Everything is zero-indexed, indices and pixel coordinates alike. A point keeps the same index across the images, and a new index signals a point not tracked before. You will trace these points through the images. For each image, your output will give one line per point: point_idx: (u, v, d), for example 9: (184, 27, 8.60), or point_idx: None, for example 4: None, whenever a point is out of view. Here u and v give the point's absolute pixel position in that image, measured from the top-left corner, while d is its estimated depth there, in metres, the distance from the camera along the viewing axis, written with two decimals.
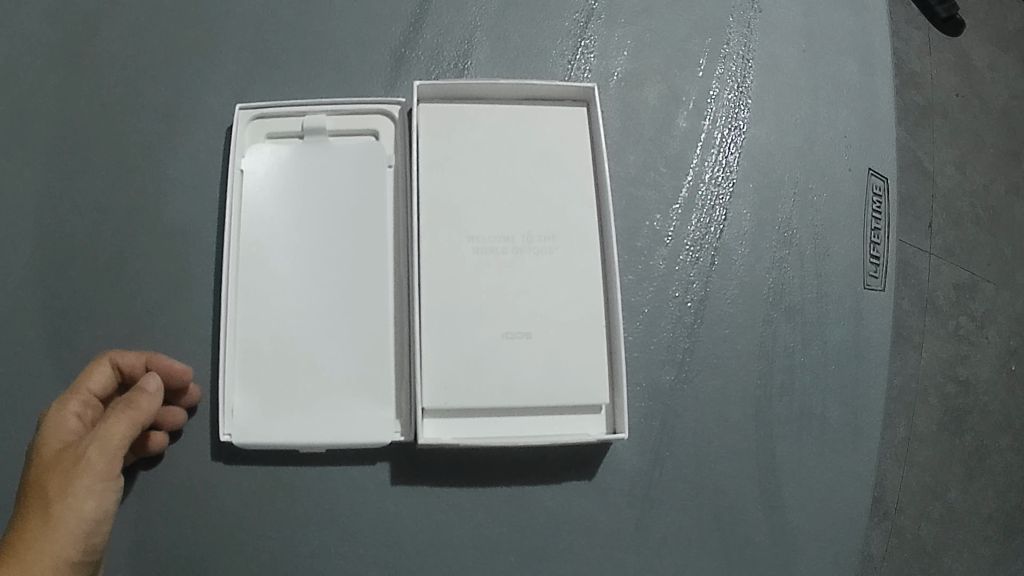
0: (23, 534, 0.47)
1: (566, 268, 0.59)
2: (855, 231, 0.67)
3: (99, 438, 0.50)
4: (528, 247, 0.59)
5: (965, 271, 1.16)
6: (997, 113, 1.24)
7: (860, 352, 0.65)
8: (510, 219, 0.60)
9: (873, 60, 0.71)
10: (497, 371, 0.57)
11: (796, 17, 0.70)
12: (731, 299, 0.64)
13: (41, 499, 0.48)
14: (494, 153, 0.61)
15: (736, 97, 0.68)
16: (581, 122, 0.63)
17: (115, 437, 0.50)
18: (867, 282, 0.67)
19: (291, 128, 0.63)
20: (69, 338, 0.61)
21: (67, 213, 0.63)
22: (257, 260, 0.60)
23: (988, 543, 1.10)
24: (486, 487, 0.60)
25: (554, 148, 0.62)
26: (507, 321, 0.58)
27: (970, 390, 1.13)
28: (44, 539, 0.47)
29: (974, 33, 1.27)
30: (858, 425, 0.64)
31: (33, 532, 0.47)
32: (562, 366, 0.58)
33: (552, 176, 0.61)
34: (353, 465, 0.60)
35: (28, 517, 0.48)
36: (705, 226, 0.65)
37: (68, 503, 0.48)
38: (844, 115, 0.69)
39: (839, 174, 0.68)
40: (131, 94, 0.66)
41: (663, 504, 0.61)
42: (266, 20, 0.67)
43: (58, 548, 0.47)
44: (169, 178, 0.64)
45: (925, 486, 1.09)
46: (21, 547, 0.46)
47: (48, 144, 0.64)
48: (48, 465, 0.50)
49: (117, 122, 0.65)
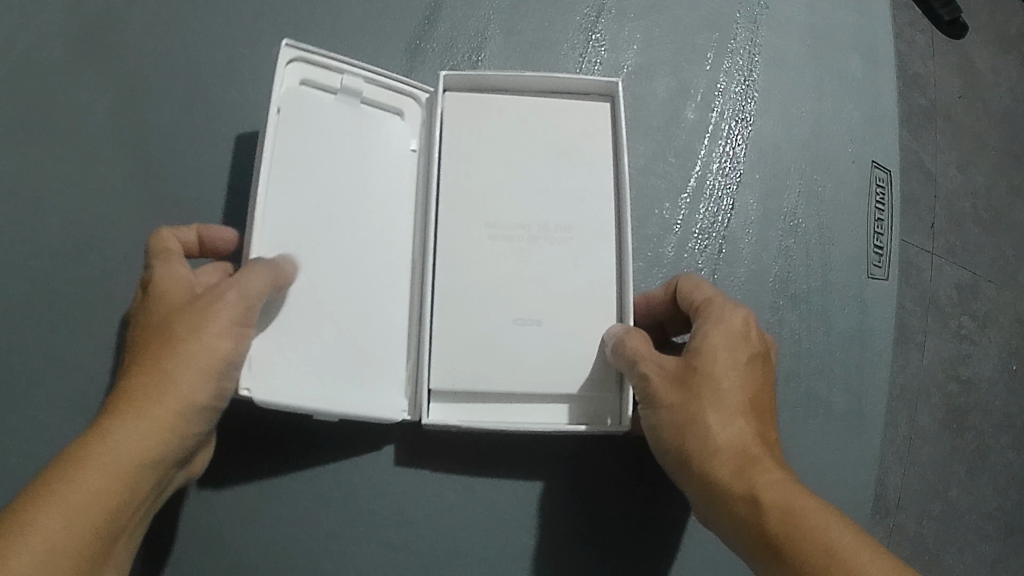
0: (148, 382, 0.46)
1: (579, 258, 0.61)
2: (859, 222, 0.69)
3: (236, 287, 0.49)
4: (545, 236, 0.61)
5: (967, 270, 1.18)
6: (999, 115, 1.26)
7: (864, 340, 0.66)
8: (527, 207, 0.61)
9: (877, 56, 0.73)
10: (508, 355, 0.59)
11: (802, 14, 0.72)
12: (738, 286, 0.65)
13: (154, 356, 0.47)
14: (513, 146, 0.63)
15: (743, 90, 0.69)
16: (599, 114, 0.64)
17: (248, 288, 0.49)
18: (869, 271, 0.68)
19: (325, 82, 0.60)
20: (86, 323, 0.62)
21: (83, 195, 0.64)
22: (286, 206, 0.56)
23: (988, 542, 1.10)
24: (490, 470, 0.62)
25: (572, 140, 0.63)
26: (520, 307, 0.59)
27: (971, 388, 1.14)
28: (178, 378, 0.46)
29: (976, 37, 1.29)
30: (862, 413, 0.65)
31: (167, 372, 0.46)
32: (573, 353, 0.59)
33: (568, 165, 0.63)
34: (361, 448, 0.61)
35: (160, 359, 0.47)
36: (713, 214, 0.66)
37: (203, 355, 0.47)
38: (849, 108, 0.70)
39: (843, 166, 0.69)
40: (150, 83, 0.67)
41: (654, 490, 0.63)
42: (285, 13, 0.69)
43: (190, 387, 0.47)
44: (185, 166, 0.66)
45: (926, 483, 1.10)
46: (156, 386, 0.46)
47: (69, 131, 0.65)
48: (171, 323, 0.48)
49: (135, 108, 0.66)
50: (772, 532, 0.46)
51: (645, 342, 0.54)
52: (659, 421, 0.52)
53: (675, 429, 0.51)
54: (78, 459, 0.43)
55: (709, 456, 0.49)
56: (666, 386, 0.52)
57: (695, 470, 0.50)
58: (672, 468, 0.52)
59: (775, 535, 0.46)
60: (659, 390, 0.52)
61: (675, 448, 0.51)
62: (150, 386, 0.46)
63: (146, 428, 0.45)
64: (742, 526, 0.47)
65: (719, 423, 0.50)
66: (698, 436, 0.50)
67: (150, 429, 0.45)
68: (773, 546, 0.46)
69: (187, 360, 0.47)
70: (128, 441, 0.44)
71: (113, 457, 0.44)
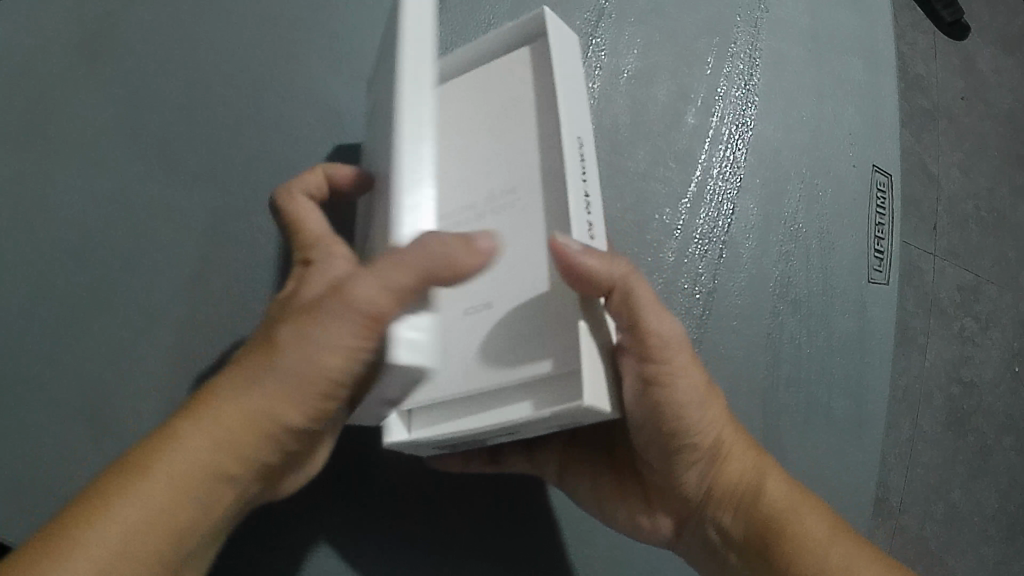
0: (225, 391, 0.37)
1: (527, 224, 0.47)
2: (861, 226, 0.70)
3: (359, 293, 0.35)
4: (490, 207, 0.48)
5: (970, 272, 1.17)
6: (1003, 115, 1.26)
7: (863, 345, 0.68)
8: (469, 184, 0.50)
9: (877, 63, 0.75)
10: (457, 361, 0.45)
11: (803, 19, 0.73)
12: (739, 291, 0.65)
13: (243, 366, 0.37)
14: (461, 122, 0.52)
15: (744, 94, 0.69)
16: (538, 56, 0.51)
17: (345, 319, 0.35)
18: (870, 275, 0.69)
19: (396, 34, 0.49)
20: (80, 325, 0.57)
21: (57, 195, 0.60)
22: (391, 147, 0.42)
23: (991, 543, 1.10)
24: (482, 490, 0.59)
25: (512, 93, 0.51)
26: (460, 299, 0.47)
27: (975, 390, 1.14)
28: (246, 394, 0.36)
29: (979, 38, 1.29)
30: (862, 417, 0.67)
31: (225, 385, 0.37)
32: (523, 333, 0.44)
33: (506, 126, 0.50)
34: (344, 483, 0.56)
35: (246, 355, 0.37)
36: (714, 220, 0.66)
37: (251, 410, 0.36)
38: (850, 114, 0.72)
39: (844, 170, 0.70)
40: (136, 79, 0.64)
41: (515, 494, 0.59)
42: (279, 14, 0.68)
43: (280, 406, 0.36)
44: (171, 164, 0.63)
45: (933, 486, 1.08)
46: (233, 395, 0.36)
47: (64, 123, 0.62)
48: (245, 354, 0.38)
49: (116, 105, 0.63)
50: (780, 517, 0.50)
51: (659, 306, 0.46)
52: (664, 403, 0.47)
53: (672, 418, 0.48)
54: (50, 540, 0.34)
55: (711, 447, 0.50)
56: (682, 364, 0.47)
57: (699, 464, 0.51)
58: (663, 453, 0.51)
59: (779, 521, 0.50)
60: (677, 369, 0.47)
61: (671, 435, 0.49)
62: (176, 457, 0.36)
63: (207, 443, 0.36)
64: (745, 517, 0.51)
65: (719, 413, 0.50)
66: (701, 425, 0.49)
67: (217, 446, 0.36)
68: (778, 532, 0.50)
69: (233, 417, 0.36)
70: (177, 459, 0.36)
71: (188, 480, 0.36)
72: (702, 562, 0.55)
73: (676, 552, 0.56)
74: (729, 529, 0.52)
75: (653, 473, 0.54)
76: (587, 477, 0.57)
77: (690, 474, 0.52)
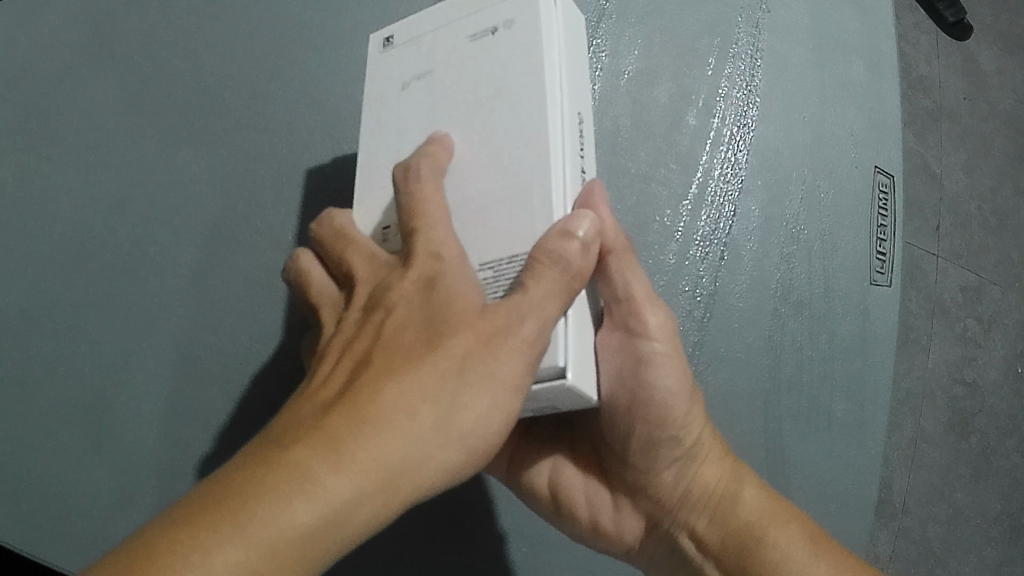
0: (393, 428, 0.35)
1: None
2: (863, 227, 0.69)
3: (530, 325, 0.38)
4: None
5: (973, 273, 1.17)
6: (1006, 116, 1.25)
7: (865, 347, 0.67)
8: None
9: (880, 64, 0.74)
10: None
11: (804, 19, 0.72)
12: (739, 294, 0.65)
13: (413, 397, 0.36)
14: None
15: (745, 95, 0.69)
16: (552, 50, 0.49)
17: (517, 362, 0.38)
18: (873, 277, 0.69)
19: (461, 7, 0.49)
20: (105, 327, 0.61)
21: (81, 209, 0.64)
22: (520, 126, 0.44)
23: (994, 545, 1.09)
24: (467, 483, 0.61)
25: None
26: None
27: (978, 391, 1.13)
28: (414, 434, 0.36)
29: (980, 38, 1.29)
30: (864, 420, 0.66)
31: (392, 417, 0.35)
32: None
33: None
34: None
35: (406, 386, 0.36)
36: (715, 222, 0.66)
37: (404, 450, 0.35)
38: (851, 115, 0.71)
39: (845, 172, 0.70)
40: (145, 91, 0.66)
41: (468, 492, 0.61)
42: (280, 14, 0.68)
43: (450, 455, 0.36)
44: (183, 169, 0.65)
45: (935, 488, 1.08)
46: (409, 436, 0.35)
47: (89, 134, 0.65)
48: (399, 378, 0.36)
49: (130, 117, 0.65)
50: (758, 521, 0.52)
51: (649, 292, 0.48)
52: (650, 389, 0.49)
53: (652, 405, 0.49)
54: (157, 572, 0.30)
55: (692, 445, 0.52)
56: (668, 351, 0.49)
57: (679, 463, 0.52)
58: (642, 447, 0.51)
59: (754, 529, 0.52)
60: (667, 355, 0.49)
61: (656, 427, 0.50)
62: (326, 498, 0.33)
63: (381, 490, 0.34)
64: (719, 522, 0.52)
65: (700, 410, 0.52)
66: (685, 422, 0.51)
67: (392, 496, 0.35)
68: (756, 537, 0.51)
69: (384, 456, 0.35)
70: (354, 506, 0.34)
71: (350, 526, 0.34)
72: (664, 566, 0.55)
73: (634, 559, 0.56)
74: (703, 533, 0.53)
75: (626, 471, 0.53)
76: (546, 470, 0.55)
77: (668, 472, 0.52)
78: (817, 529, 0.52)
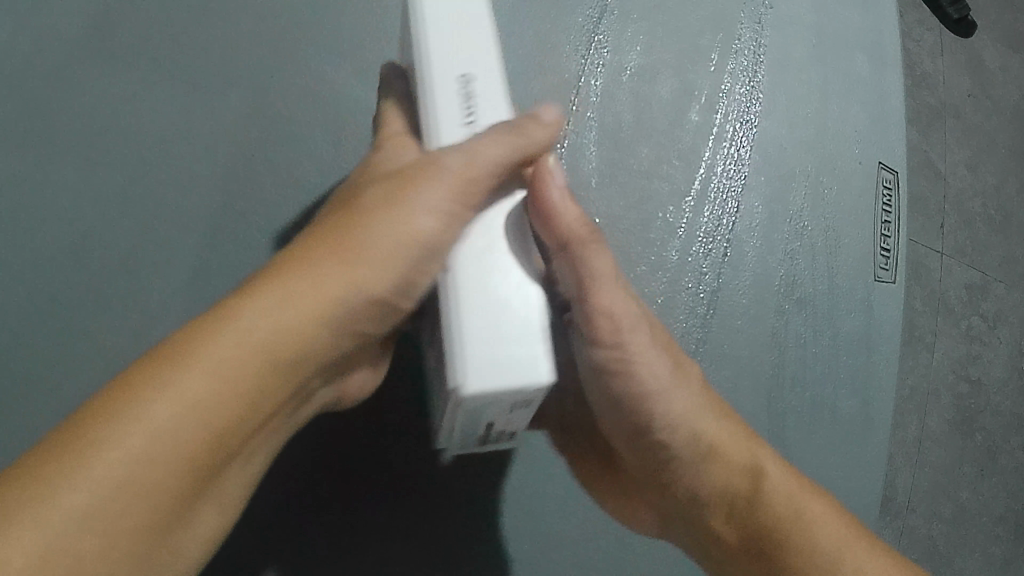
0: (327, 265, 0.40)
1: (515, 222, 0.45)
2: (866, 223, 0.69)
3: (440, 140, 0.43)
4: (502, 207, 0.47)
5: (977, 270, 1.16)
6: (1009, 113, 1.25)
7: (869, 344, 0.67)
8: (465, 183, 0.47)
9: (883, 60, 0.74)
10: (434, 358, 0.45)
11: (807, 15, 0.72)
12: (742, 290, 0.64)
13: (347, 254, 0.41)
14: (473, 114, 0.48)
15: (748, 91, 0.69)
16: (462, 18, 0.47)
17: (447, 196, 0.42)
18: (877, 274, 0.69)
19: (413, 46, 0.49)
20: None
21: None
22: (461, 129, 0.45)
23: (999, 543, 1.09)
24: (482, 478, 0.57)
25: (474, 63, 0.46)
26: None
27: (982, 389, 1.13)
28: (347, 271, 0.40)
29: (985, 34, 1.28)
30: (868, 417, 0.66)
31: (328, 260, 0.40)
32: None
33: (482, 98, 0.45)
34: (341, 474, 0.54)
35: (342, 231, 0.42)
36: (717, 218, 0.65)
37: (316, 281, 0.40)
38: (854, 111, 0.71)
39: (847, 167, 0.69)
40: None
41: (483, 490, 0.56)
42: None
43: (386, 283, 0.41)
44: None
45: (939, 485, 1.07)
46: (341, 273, 0.40)
47: None
48: (346, 230, 0.42)
49: None
50: (781, 515, 0.52)
51: (606, 272, 0.46)
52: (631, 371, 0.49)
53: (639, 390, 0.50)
54: (126, 395, 0.35)
55: (698, 431, 0.52)
56: (629, 328, 0.48)
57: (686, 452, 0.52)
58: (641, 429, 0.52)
59: (780, 523, 0.52)
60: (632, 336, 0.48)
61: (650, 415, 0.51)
62: (269, 323, 0.38)
63: (305, 315, 0.39)
64: (740, 513, 0.53)
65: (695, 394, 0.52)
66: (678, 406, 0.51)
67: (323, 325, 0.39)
68: (781, 530, 0.52)
69: (320, 291, 0.39)
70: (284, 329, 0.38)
71: (301, 349, 0.39)
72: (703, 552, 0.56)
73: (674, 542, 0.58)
74: (726, 521, 0.53)
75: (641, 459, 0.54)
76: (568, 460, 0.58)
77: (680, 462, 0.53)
78: (843, 530, 0.53)
